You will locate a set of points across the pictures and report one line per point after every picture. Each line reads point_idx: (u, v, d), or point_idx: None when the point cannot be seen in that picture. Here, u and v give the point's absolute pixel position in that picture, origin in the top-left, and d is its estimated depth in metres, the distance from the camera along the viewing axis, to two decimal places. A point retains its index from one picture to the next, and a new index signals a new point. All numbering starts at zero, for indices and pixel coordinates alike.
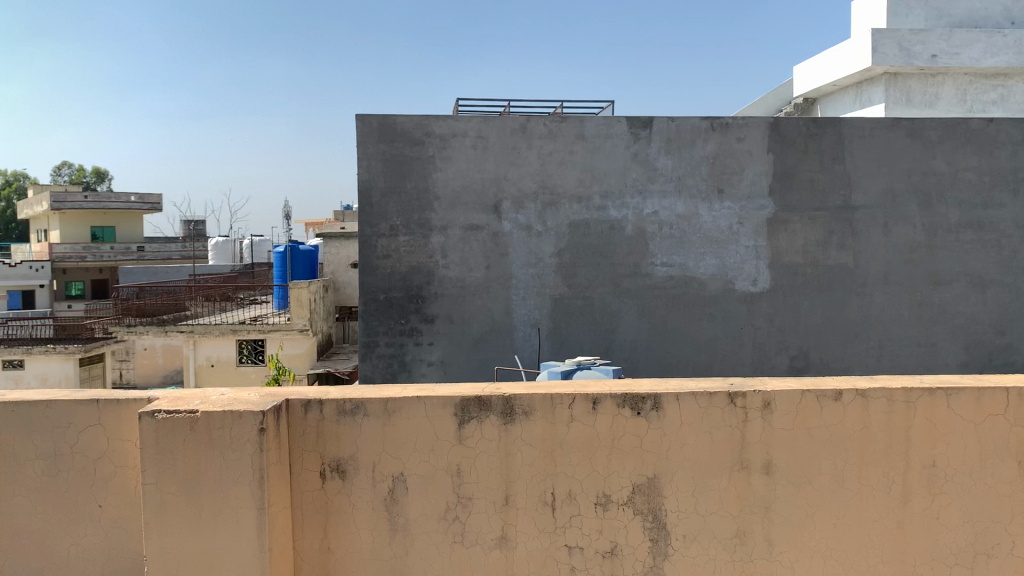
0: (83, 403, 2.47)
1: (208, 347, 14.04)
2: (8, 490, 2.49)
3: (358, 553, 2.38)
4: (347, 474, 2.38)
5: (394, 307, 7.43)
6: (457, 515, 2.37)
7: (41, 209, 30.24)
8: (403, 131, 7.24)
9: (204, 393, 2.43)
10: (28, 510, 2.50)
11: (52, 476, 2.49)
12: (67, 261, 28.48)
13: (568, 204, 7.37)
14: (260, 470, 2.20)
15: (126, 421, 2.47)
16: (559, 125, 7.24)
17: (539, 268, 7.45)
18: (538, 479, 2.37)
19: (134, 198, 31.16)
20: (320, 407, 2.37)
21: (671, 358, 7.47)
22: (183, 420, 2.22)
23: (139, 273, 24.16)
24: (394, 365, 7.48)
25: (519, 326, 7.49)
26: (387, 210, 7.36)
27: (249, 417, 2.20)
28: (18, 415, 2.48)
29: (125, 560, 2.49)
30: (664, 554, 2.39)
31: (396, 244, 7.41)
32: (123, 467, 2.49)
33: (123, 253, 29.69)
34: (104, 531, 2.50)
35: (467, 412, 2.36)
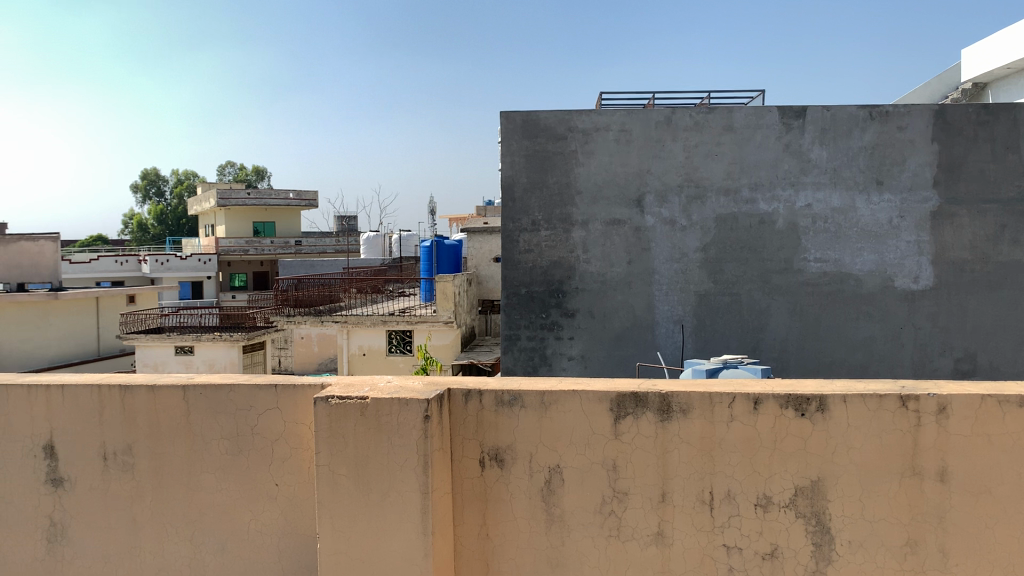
0: (263, 387, 2.64)
1: (361, 337, 14.61)
2: (196, 466, 2.71)
3: (515, 543, 2.44)
4: (506, 463, 2.44)
5: (535, 301, 7.54)
6: (613, 509, 2.38)
7: (209, 205, 32.38)
8: (546, 126, 7.31)
9: (371, 381, 2.55)
10: (213, 485, 2.71)
11: (235, 455, 2.69)
12: (232, 254, 30.48)
13: (715, 197, 7.22)
14: (425, 455, 2.29)
15: (300, 405, 2.62)
16: (706, 116, 7.10)
17: (683, 263, 7.34)
18: (696, 478, 2.35)
19: (292, 195, 32.64)
20: (479, 397, 2.43)
21: (823, 358, 7.21)
22: (354, 407, 2.34)
23: (297, 266, 25.44)
24: (535, 358, 7.60)
25: (662, 322, 7.40)
26: (529, 205, 7.47)
27: (414, 404, 2.30)
28: (206, 397, 2.69)
29: (299, 537, 2.65)
30: (828, 560, 2.31)
31: (537, 239, 7.50)
32: (298, 449, 2.65)
33: (281, 247, 31.31)
34: (281, 508, 2.67)
35: (623, 408, 2.36)
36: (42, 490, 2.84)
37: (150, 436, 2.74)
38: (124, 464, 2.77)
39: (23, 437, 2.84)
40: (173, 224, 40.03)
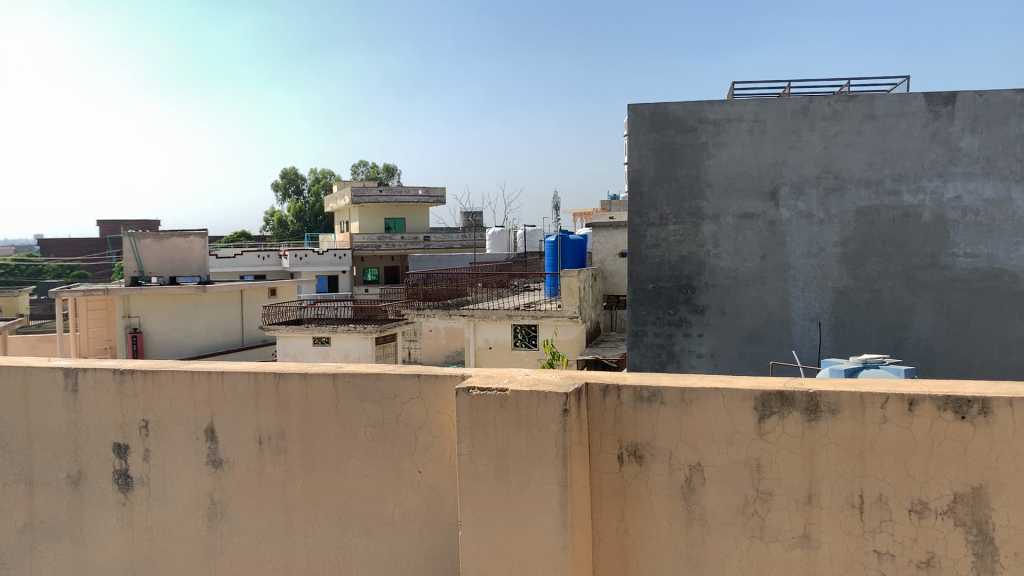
0: (406, 377, 2.73)
1: (487, 331, 14.81)
2: (343, 452, 2.84)
3: (655, 539, 2.43)
4: (645, 459, 2.43)
5: (663, 297, 7.45)
6: (757, 510, 2.33)
7: (344, 202, 33.58)
8: (676, 118, 7.20)
9: (510, 373, 2.60)
10: (359, 470, 2.83)
11: (379, 442, 2.80)
12: (365, 249, 31.52)
13: (855, 189, 6.92)
14: (564, 448, 2.31)
15: (442, 395, 2.70)
16: (846, 105, 6.81)
17: (820, 258, 7.08)
18: (845, 480, 2.27)
19: (421, 192, 33.43)
20: (618, 392, 2.43)
21: (973, 359, 6.79)
22: (494, 398, 2.39)
23: (427, 261, 26.00)
24: (663, 355, 7.53)
25: (797, 319, 7.17)
26: (658, 199, 7.38)
27: (553, 397, 2.32)
28: (353, 385, 2.81)
29: (440, 524, 2.73)
30: (991, 572, 2.18)
31: (666, 234, 7.41)
32: (439, 438, 2.72)
33: (411, 243, 32.08)
34: (423, 495, 2.75)
35: (768, 407, 2.30)
36: (203, 470, 3.07)
37: (300, 422, 2.90)
38: (277, 449, 2.94)
39: (188, 421, 3.09)
40: (310, 221, 41.73)
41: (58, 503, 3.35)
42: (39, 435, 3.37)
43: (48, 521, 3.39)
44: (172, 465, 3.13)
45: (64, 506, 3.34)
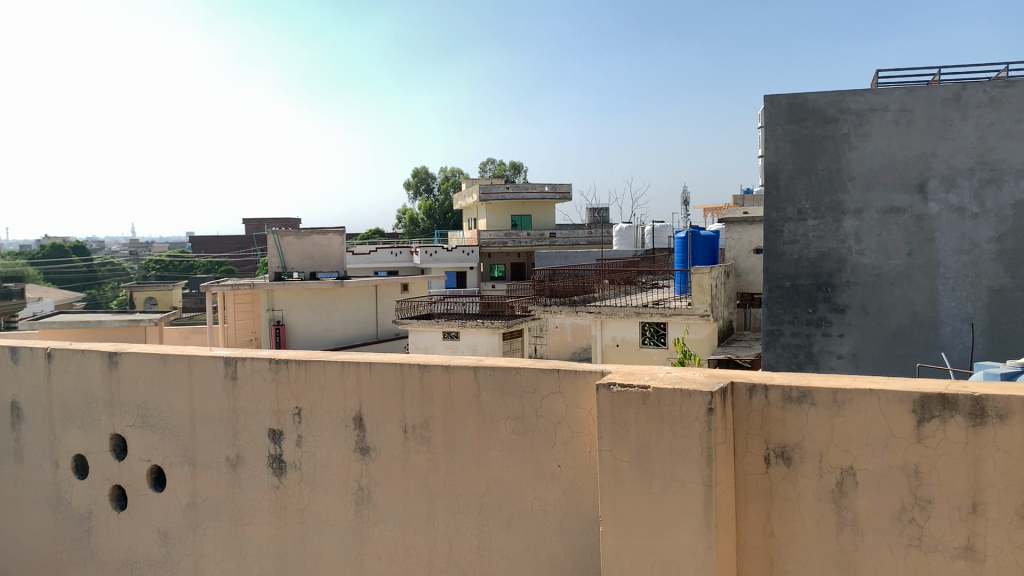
0: (547, 371, 2.76)
1: (615, 328, 14.75)
2: (484, 443, 2.91)
3: (803, 543, 2.37)
4: (792, 461, 2.37)
5: (801, 295, 7.22)
6: (914, 518, 2.23)
7: (472, 200, 34.15)
8: (815, 109, 6.95)
9: (652, 370, 2.58)
10: (500, 462, 2.89)
11: (520, 435, 2.85)
12: (492, 246, 32.01)
13: (1014, 180, 6.44)
14: (709, 448, 2.28)
15: (582, 390, 2.71)
16: (1003, 91, 6.38)
17: (974, 255, 6.65)
18: (1013, 491, 2.12)
19: (548, 188, 33.53)
20: (765, 392, 2.38)
21: None
22: (636, 395, 2.38)
23: (553, 257, 26.10)
24: (800, 356, 7.31)
25: (946, 320, 6.77)
26: (796, 193, 7.16)
27: (698, 396, 2.28)
28: (494, 378, 2.87)
29: (579, 519, 2.75)
30: None
31: (804, 229, 7.17)
32: (579, 433, 2.73)
33: (537, 239, 32.25)
34: (563, 489, 2.77)
35: (928, 411, 2.20)
36: (351, 457, 3.21)
37: (444, 414, 2.99)
38: (421, 438, 3.04)
39: (337, 409, 3.24)
40: (439, 218, 42.70)
41: (216, 484, 3.60)
42: (201, 420, 3.63)
43: (209, 500, 3.63)
44: (322, 452, 3.30)
45: (222, 486, 3.58)
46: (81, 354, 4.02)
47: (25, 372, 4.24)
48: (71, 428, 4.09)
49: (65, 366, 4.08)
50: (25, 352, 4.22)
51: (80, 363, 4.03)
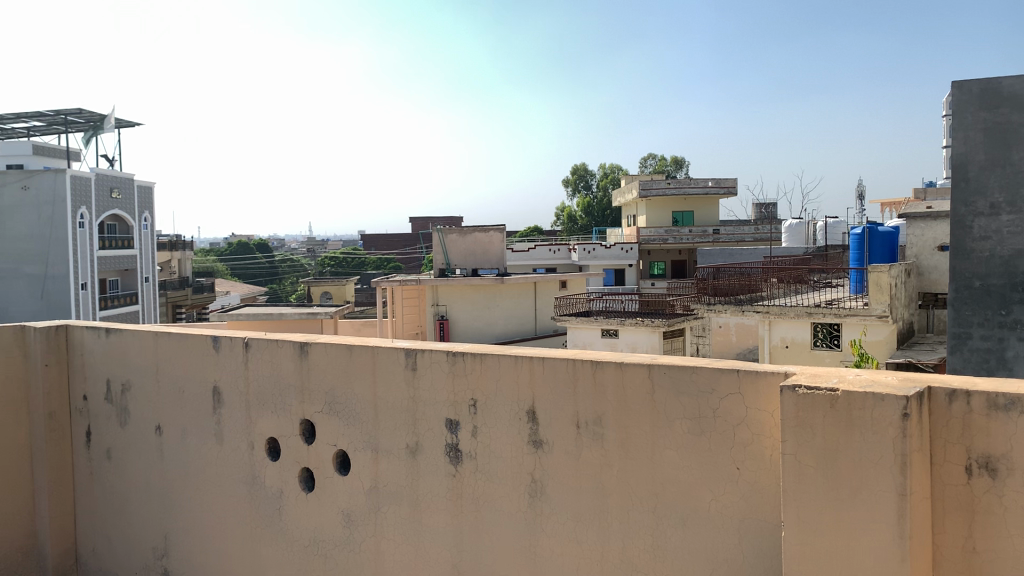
0: (725, 371, 2.71)
1: (784, 328, 14.23)
2: (660, 443, 2.89)
3: (1010, 561, 2.21)
4: (998, 474, 2.21)
5: (993, 295, 6.69)
6: None
7: (632, 196, 33.88)
8: (1011, 94, 6.44)
9: (839, 372, 2.48)
10: (676, 462, 2.86)
11: (696, 435, 2.81)
12: (652, 243, 31.71)
13: None
14: (903, 455, 2.16)
15: (763, 392, 2.63)
16: None
17: None
18: None
19: (711, 183, 32.30)
20: (967, 399, 2.23)
21: None
22: (823, 398, 2.29)
23: (717, 255, 25.47)
24: (991, 361, 6.78)
25: None
26: (987, 185, 6.65)
27: (892, 400, 2.17)
28: (670, 377, 2.85)
29: (758, 523, 2.68)
30: None
31: (997, 225, 6.63)
32: (760, 435, 2.66)
33: (699, 236, 31.58)
34: (741, 491, 2.72)
35: None
36: (526, 450, 3.28)
37: (618, 410, 2.99)
38: (595, 434, 3.06)
39: (512, 402, 3.32)
40: (598, 215, 42.69)
41: (397, 469, 3.77)
42: (382, 409, 3.82)
43: (390, 486, 3.80)
44: (497, 443, 3.39)
45: (402, 473, 3.75)
46: (274, 343, 4.32)
47: (225, 360, 4.60)
48: (265, 413, 4.41)
49: (261, 355, 4.39)
50: (225, 340, 4.58)
51: (274, 353, 4.32)
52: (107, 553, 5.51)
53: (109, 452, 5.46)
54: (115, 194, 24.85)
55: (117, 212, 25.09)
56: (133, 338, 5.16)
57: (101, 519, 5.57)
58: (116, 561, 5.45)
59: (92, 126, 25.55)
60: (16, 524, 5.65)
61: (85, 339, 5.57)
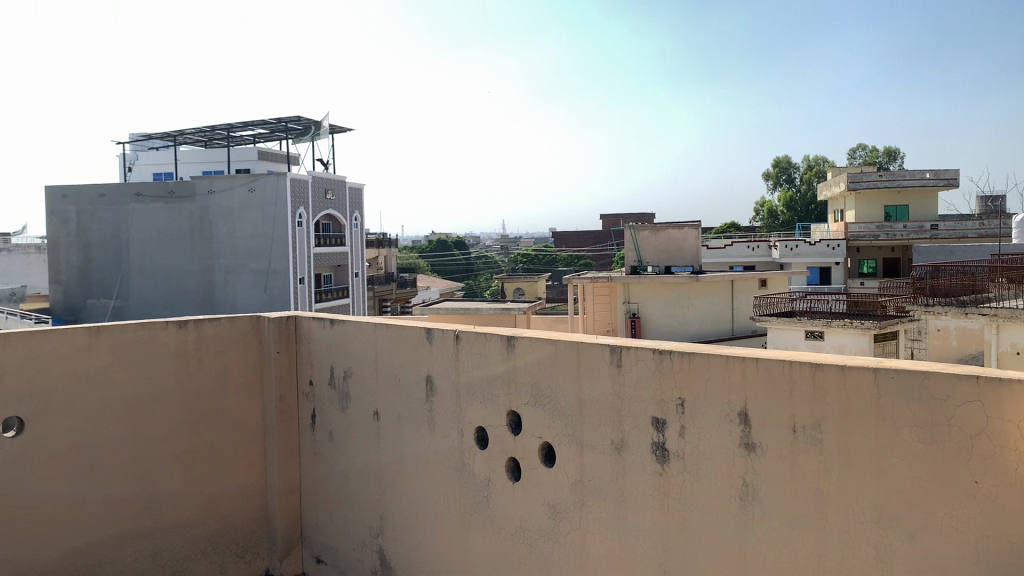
0: (963, 378, 2.54)
1: (1014, 333, 12.88)
2: (885, 450, 2.75)
3: None
4: None
5: None
6: None
7: (839, 190, 32.09)
8: None
9: None
10: (903, 472, 2.71)
11: (928, 444, 2.65)
12: (861, 239, 30.02)
13: None
14: None
15: (1008, 401, 2.45)
16: None
17: None
18: None
19: (930, 174, 30.22)
20: None
21: None
22: None
23: (935, 252, 23.55)
24: None
25: None
26: None
27: None
28: (898, 381, 2.70)
29: (997, 542, 2.48)
30: None
31: None
32: (1002, 448, 2.48)
33: (916, 232, 29.54)
34: (978, 506, 2.53)
35: None
36: (737, 452, 3.21)
37: (839, 414, 2.87)
38: (813, 438, 2.95)
39: (723, 404, 3.25)
40: (801, 210, 40.75)
41: (603, 465, 3.79)
42: (588, 404, 3.86)
43: (596, 481, 3.84)
44: (706, 443, 3.33)
45: (608, 468, 3.77)
46: (483, 336, 4.47)
47: (437, 351, 4.82)
48: (475, 403, 4.58)
49: (471, 347, 4.56)
50: (438, 332, 4.79)
51: (484, 345, 4.48)
52: (328, 528, 5.95)
53: (331, 434, 5.88)
54: (330, 195, 26.55)
55: (332, 212, 26.83)
56: (355, 329, 5.53)
57: (323, 497, 6.00)
58: (336, 537, 5.87)
59: (310, 130, 27.50)
60: (248, 503, 6.25)
61: (312, 328, 6.03)
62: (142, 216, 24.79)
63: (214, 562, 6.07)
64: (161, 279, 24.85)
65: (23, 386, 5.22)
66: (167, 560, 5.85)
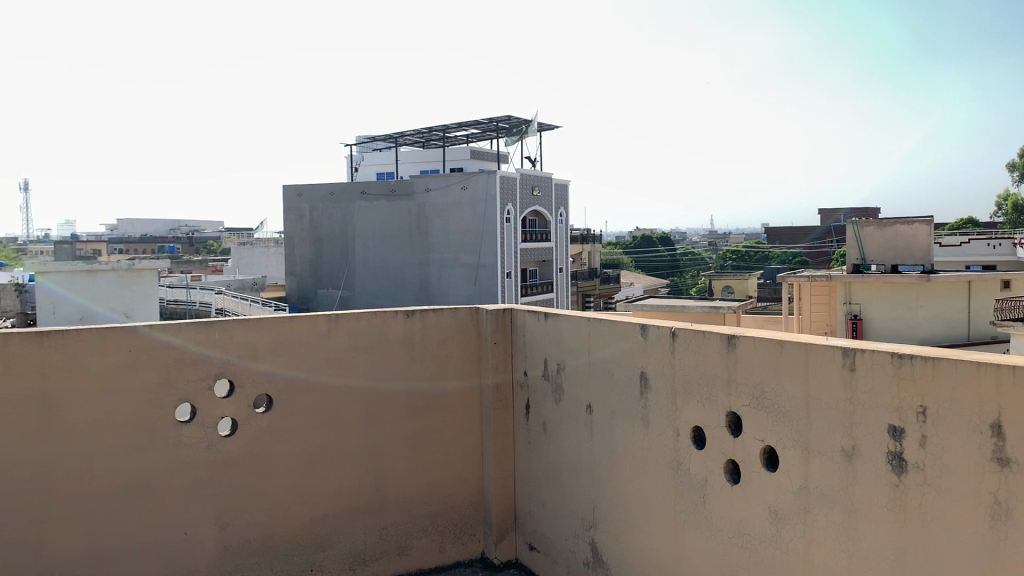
0: None
1: None
2: None
3: None
4: None
5: None
6: None
7: None
8: None
9: None
10: None
11: None
12: None
13: None
14: None
15: None
16: None
17: None
18: None
19: None
20: None
21: None
22: None
23: None
24: None
25: None
26: None
27: None
28: None
29: None
30: None
31: None
32: None
33: None
34: None
35: None
36: (988, 468, 2.97)
37: None
38: None
39: (972, 415, 3.03)
40: None
41: (832, 473, 3.62)
42: (814, 408, 3.70)
43: (823, 489, 3.67)
44: (952, 456, 3.11)
45: (837, 477, 3.60)
46: (701, 335, 4.40)
47: (653, 348, 4.80)
48: (691, 402, 4.51)
49: (689, 346, 4.50)
50: (654, 329, 4.78)
51: (701, 343, 4.40)
52: (542, 517, 6.09)
53: (545, 425, 6.01)
54: (537, 192, 27.04)
55: (539, 209, 27.34)
56: (569, 323, 5.62)
57: (537, 487, 6.16)
58: (549, 526, 6.00)
59: (519, 129, 28.20)
60: (465, 487, 6.55)
61: (527, 321, 6.19)
62: (365, 213, 26.55)
63: (434, 540, 6.41)
64: (380, 272, 26.48)
65: (272, 367, 5.75)
66: (393, 535, 6.24)
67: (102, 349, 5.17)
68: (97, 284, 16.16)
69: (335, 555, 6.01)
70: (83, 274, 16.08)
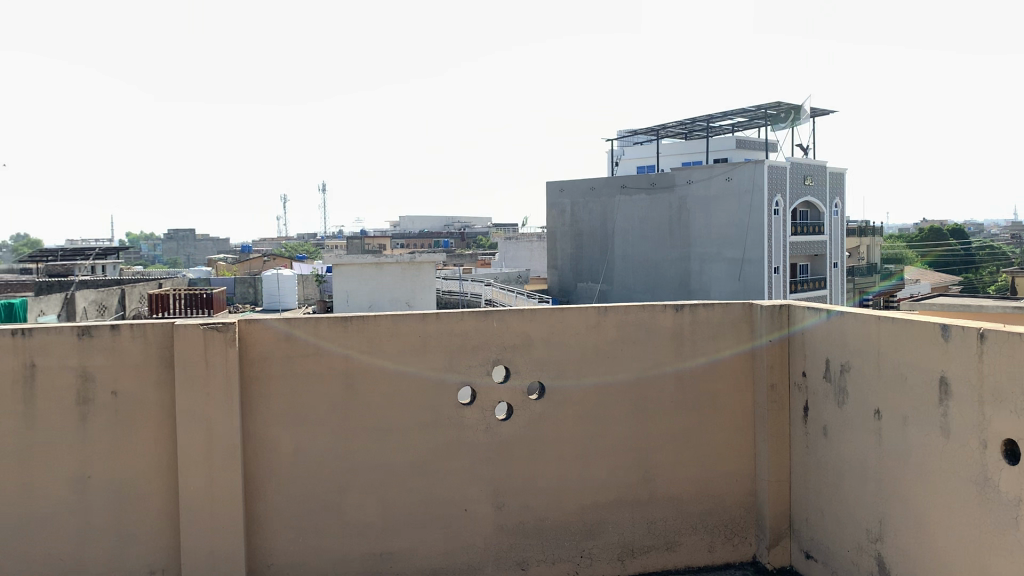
0: None
1: None
2: None
3: None
4: None
5: None
6: None
7: None
8: None
9: None
10: None
11: None
12: None
13: None
14: None
15: None
16: None
17: None
18: None
19: None
20: None
21: None
22: None
23: None
24: None
25: None
26: None
27: None
28: None
29: None
30: None
31: None
32: None
33: None
34: None
35: None
36: None
37: None
38: None
39: None
40: None
41: None
42: None
43: None
44: None
45: None
46: (1018, 338, 3.94)
47: (956, 350, 4.36)
48: (1004, 412, 4.06)
49: (1000, 350, 4.05)
50: (957, 329, 4.34)
51: (1017, 347, 3.95)
52: (820, 525, 5.76)
53: (826, 429, 5.67)
54: (809, 181, 25.52)
55: (810, 199, 25.82)
56: (856, 320, 5.25)
57: (815, 494, 5.83)
58: (828, 535, 5.67)
59: (790, 116, 26.88)
60: (736, 487, 6.36)
61: (806, 318, 5.87)
62: (626, 207, 26.63)
63: (704, 539, 6.29)
64: (640, 265, 26.44)
65: (545, 356, 5.93)
66: (661, 530, 6.19)
67: (395, 334, 5.63)
68: (385, 275, 17.66)
69: (604, 544, 6.08)
70: (372, 266, 17.61)
